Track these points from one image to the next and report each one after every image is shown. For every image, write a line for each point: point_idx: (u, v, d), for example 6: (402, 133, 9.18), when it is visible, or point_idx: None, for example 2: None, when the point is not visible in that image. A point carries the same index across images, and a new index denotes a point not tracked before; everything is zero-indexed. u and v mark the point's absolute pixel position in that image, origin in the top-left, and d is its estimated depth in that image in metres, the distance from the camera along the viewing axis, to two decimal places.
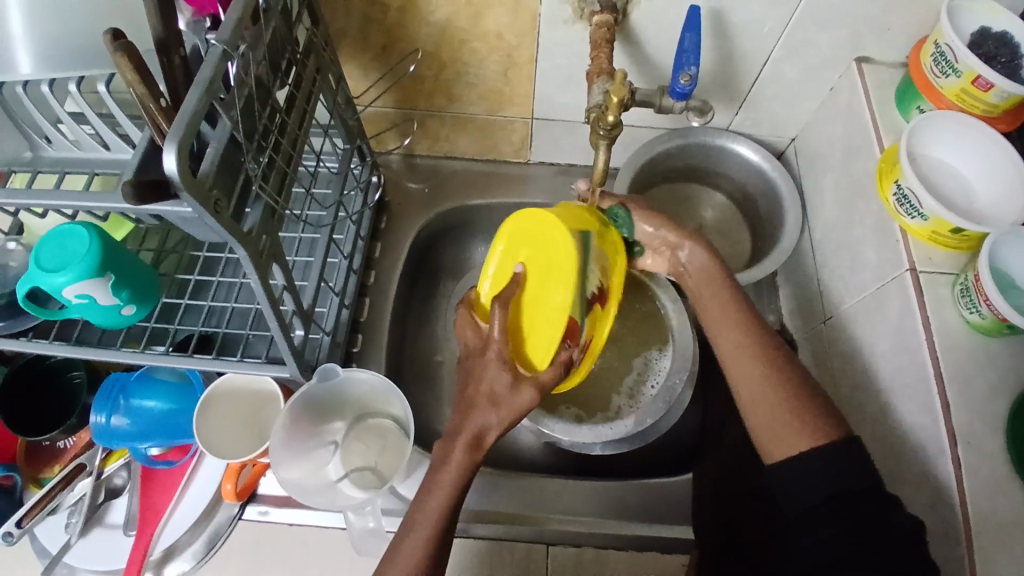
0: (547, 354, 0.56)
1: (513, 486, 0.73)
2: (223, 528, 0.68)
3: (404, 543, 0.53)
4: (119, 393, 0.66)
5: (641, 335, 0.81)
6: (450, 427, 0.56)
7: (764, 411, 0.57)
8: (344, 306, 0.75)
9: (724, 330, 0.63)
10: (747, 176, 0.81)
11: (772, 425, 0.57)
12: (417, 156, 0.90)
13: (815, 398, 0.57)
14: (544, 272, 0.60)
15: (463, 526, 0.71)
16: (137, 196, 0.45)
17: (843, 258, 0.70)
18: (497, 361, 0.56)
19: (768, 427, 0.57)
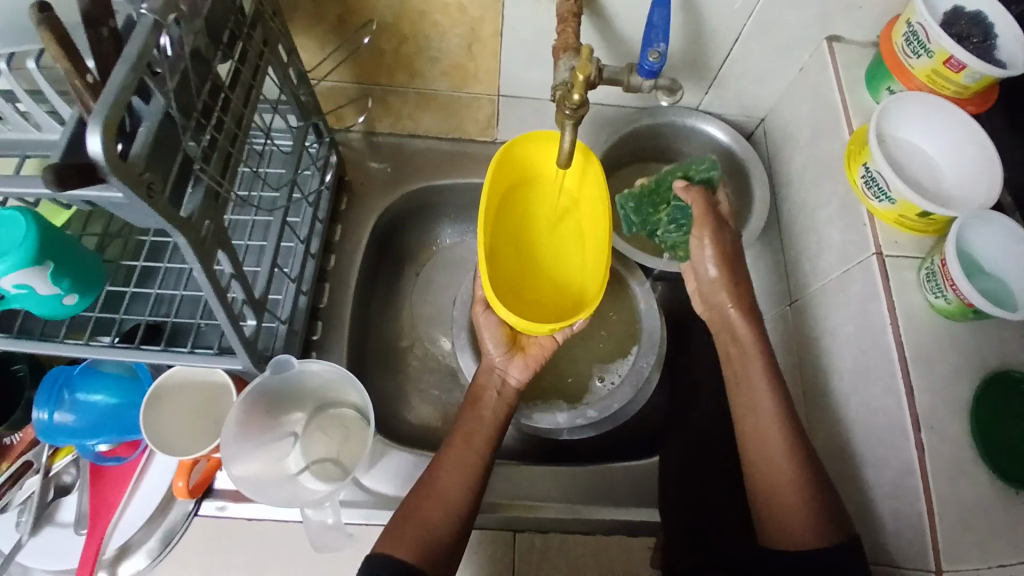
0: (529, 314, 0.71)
1: None
2: (179, 524, 0.66)
3: (424, 504, 0.57)
4: (64, 387, 0.63)
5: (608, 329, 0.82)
6: (475, 390, 0.67)
7: (775, 491, 0.56)
8: (302, 293, 0.72)
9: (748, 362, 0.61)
10: (717, 156, 0.80)
11: (784, 501, 0.55)
12: (379, 134, 0.86)
13: (830, 502, 0.54)
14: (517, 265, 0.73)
15: None
16: (59, 183, 0.41)
17: (810, 240, 0.69)
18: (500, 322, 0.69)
19: (776, 510, 0.55)
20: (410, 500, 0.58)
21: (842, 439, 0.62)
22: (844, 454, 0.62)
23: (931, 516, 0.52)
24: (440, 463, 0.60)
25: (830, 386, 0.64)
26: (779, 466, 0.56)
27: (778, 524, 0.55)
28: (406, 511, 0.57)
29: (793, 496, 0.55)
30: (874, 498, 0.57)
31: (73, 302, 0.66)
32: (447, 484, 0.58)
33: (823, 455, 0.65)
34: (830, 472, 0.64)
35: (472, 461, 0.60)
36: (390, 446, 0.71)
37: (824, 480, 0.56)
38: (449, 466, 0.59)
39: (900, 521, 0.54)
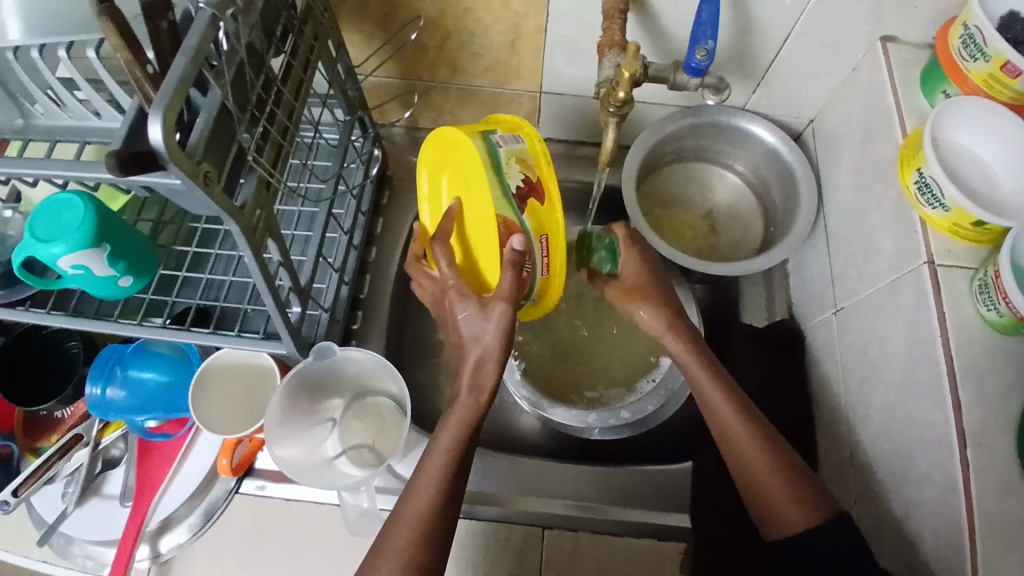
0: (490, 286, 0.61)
1: (512, 466, 0.73)
2: (220, 501, 0.68)
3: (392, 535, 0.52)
4: (116, 365, 0.66)
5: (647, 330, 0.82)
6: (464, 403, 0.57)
7: (765, 499, 0.56)
8: (344, 283, 0.74)
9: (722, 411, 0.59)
10: (763, 158, 0.78)
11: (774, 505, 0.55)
12: (421, 129, 0.87)
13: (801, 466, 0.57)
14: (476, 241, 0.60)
15: (466, 507, 0.70)
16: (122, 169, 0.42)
17: (857, 246, 0.67)
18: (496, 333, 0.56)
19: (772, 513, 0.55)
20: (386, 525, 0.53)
21: (884, 453, 0.60)
22: (884, 468, 0.60)
23: (977, 534, 0.50)
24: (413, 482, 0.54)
25: (873, 397, 0.62)
26: (758, 461, 0.57)
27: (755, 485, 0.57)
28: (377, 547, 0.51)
29: (762, 463, 0.57)
30: (915, 514, 0.56)
31: (127, 284, 0.70)
32: (428, 510, 0.52)
33: (862, 469, 0.63)
34: (870, 487, 0.62)
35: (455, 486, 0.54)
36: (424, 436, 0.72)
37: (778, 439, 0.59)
38: (430, 485, 0.54)
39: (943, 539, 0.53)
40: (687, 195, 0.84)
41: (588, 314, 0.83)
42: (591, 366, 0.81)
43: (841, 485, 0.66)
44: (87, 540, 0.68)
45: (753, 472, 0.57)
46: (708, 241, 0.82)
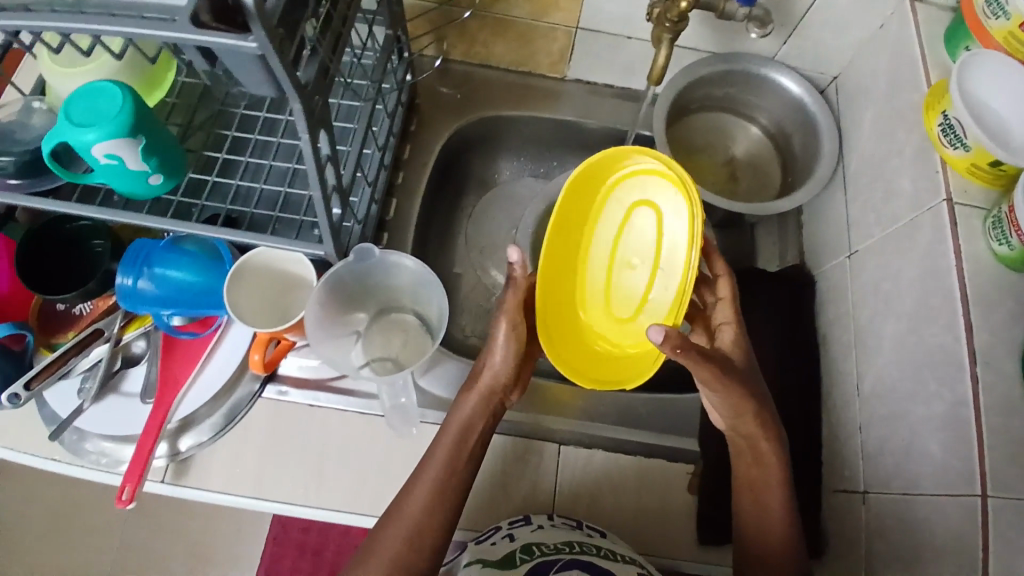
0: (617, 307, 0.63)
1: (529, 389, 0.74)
2: (244, 402, 0.68)
3: (383, 534, 0.57)
4: (144, 262, 0.64)
5: None
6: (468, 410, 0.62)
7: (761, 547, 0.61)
8: (376, 200, 0.74)
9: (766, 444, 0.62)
10: (787, 109, 0.81)
11: (764, 553, 0.61)
12: (451, 61, 0.88)
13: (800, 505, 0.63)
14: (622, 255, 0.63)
15: None
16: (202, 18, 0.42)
17: (876, 190, 0.71)
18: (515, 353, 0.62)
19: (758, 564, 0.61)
20: (377, 524, 0.58)
21: (891, 380, 0.64)
22: (890, 395, 0.64)
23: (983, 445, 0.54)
24: (413, 484, 0.60)
25: (885, 330, 0.66)
26: (776, 505, 0.61)
27: (764, 537, 0.61)
28: (370, 545, 0.57)
29: (779, 510, 0.61)
30: (921, 434, 0.59)
31: (157, 182, 0.69)
32: (421, 517, 0.58)
33: (868, 398, 0.67)
34: (874, 413, 0.66)
35: (449, 497, 0.59)
36: (446, 355, 0.73)
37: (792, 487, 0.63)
38: (427, 493, 0.59)
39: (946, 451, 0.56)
40: (710, 143, 0.87)
41: None
42: None
43: (847, 415, 0.70)
44: (103, 438, 0.66)
45: (770, 526, 0.61)
46: (728, 187, 0.85)
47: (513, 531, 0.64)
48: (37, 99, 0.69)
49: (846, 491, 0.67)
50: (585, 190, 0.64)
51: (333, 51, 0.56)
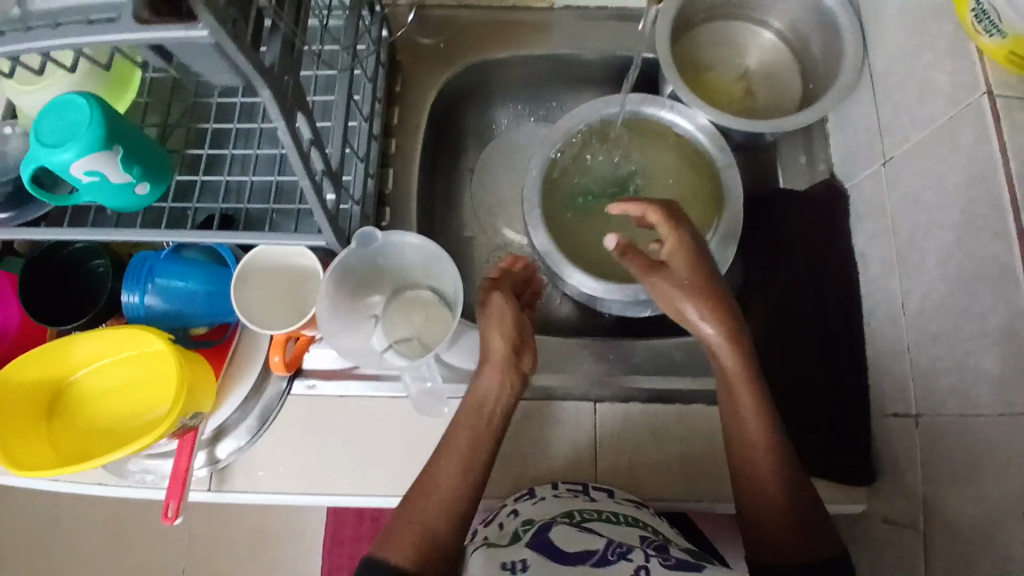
0: (134, 406, 0.64)
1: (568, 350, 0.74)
2: (275, 402, 0.69)
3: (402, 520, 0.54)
4: (150, 273, 0.63)
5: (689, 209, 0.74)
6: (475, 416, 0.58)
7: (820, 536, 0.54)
8: (370, 175, 0.71)
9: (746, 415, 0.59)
10: (802, 9, 0.73)
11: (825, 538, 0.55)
12: (428, 8, 0.81)
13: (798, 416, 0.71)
14: (153, 404, 0.64)
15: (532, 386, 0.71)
16: None
17: (909, 91, 0.64)
18: (707, 308, 0.59)
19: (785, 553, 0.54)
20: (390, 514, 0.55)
21: (939, 298, 0.60)
22: (935, 316, 0.60)
23: None
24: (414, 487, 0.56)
25: (929, 244, 0.61)
26: (775, 485, 0.57)
27: (761, 505, 0.57)
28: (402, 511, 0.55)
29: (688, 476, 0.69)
30: (978, 352, 0.55)
31: (144, 192, 0.67)
32: (449, 488, 0.55)
33: (917, 316, 0.63)
34: (923, 335, 0.62)
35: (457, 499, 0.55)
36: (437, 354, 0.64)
37: (810, 488, 0.58)
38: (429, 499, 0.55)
39: (998, 383, 0.53)
40: (721, 56, 0.79)
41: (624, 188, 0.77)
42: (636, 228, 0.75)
43: (893, 340, 0.66)
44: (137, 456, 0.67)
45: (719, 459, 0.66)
46: (744, 105, 0.78)
47: (517, 507, 0.61)
48: (7, 124, 0.65)
49: (898, 416, 0.65)
50: (46, 363, 0.62)
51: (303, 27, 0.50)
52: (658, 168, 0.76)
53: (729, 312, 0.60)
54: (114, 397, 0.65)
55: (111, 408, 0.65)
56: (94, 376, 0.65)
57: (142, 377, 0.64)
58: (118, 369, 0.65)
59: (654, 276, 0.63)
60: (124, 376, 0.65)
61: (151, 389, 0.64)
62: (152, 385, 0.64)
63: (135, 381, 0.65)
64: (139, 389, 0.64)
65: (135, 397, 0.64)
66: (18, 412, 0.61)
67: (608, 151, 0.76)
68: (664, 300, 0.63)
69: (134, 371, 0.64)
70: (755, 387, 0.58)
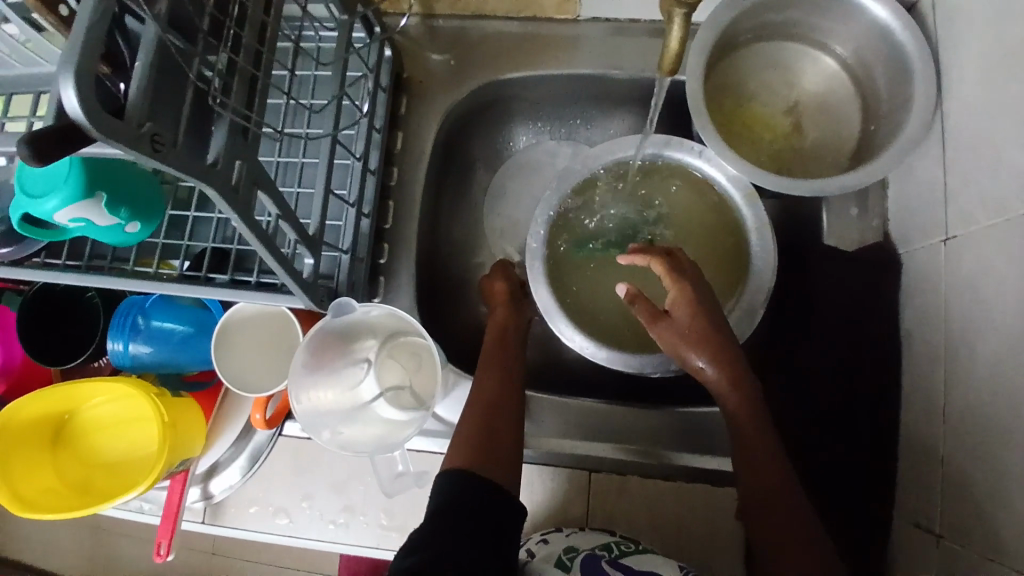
0: (130, 446, 0.65)
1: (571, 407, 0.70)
2: (264, 444, 0.68)
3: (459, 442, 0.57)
4: (138, 315, 0.62)
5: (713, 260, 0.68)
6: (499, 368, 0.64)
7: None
8: (363, 217, 0.66)
9: (752, 462, 0.55)
10: (867, 38, 0.62)
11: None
12: (439, 17, 0.74)
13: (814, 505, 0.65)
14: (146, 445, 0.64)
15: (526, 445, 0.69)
16: (38, 154, 0.33)
17: (984, 159, 0.53)
18: (711, 349, 0.57)
19: None
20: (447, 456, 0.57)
21: (980, 415, 0.51)
22: (973, 433, 0.52)
23: None
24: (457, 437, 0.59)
25: (981, 348, 0.52)
26: (781, 509, 0.52)
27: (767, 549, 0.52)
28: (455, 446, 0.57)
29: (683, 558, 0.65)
30: (1012, 495, 0.47)
31: (136, 230, 0.64)
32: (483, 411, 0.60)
33: (956, 425, 0.54)
34: (961, 449, 0.53)
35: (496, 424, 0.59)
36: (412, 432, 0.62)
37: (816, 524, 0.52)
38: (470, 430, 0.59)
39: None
40: (770, 83, 0.68)
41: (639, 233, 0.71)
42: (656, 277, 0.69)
43: (928, 442, 0.58)
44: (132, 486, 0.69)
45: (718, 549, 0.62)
46: (790, 144, 0.68)
47: (548, 537, 0.63)
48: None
49: (922, 528, 0.57)
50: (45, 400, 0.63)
51: (262, 105, 0.46)
52: (682, 214, 0.69)
53: (733, 358, 0.57)
54: (110, 435, 0.65)
55: (108, 446, 0.65)
56: (91, 415, 0.66)
57: (136, 418, 0.65)
58: (113, 409, 0.65)
59: (659, 323, 0.61)
60: (120, 415, 0.65)
61: (145, 431, 0.64)
62: (145, 426, 0.64)
63: (130, 421, 0.65)
64: (134, 429, 0.65)
65: (131, 437, 0.65)
66: (22, 449, 0.62)
67: (622, 193, 0.70)
68: (670, 347, 0.60)
69: (129, 411, 0.65)
70: (754, 422, 0.56)
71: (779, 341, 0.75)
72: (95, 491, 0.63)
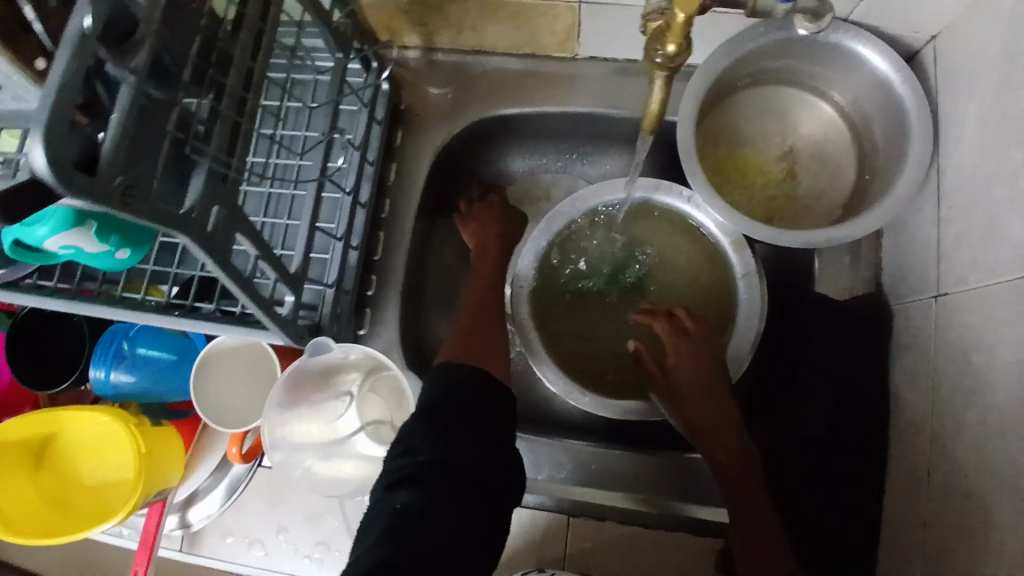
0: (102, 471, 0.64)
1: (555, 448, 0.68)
2: (244, 475, 0.68)
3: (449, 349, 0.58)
4: (122, 342, 0.63)
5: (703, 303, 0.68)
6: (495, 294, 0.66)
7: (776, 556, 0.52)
8: (351, 250, 0.66)
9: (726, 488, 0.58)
10: (866, 89, 0.61)
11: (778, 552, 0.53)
12: (438, 49, 0.73)
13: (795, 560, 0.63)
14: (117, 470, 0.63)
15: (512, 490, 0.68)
16: None
17: (980, 221, 0.51)
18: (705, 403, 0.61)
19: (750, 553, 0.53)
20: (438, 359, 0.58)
21: (969, 485, 0.50)
22: (961, 502, 0.50)
23: None
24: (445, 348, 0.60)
25: (971, 416, 0.50)
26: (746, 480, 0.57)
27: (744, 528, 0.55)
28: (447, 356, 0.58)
29: None
30: (993, 572, 0.46)
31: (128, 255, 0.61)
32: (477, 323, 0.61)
33: (943, 492, 0.53)
34: (947, 517, 0.52)
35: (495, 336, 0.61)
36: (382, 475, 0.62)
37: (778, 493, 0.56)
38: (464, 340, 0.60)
39: None
40: (766, 128, 0.67)
41: (628, 273, 0.70)
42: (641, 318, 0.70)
43: (913, 504, 0.57)
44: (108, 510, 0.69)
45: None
46: (783, 191, 0.67)
47: None
48: None
49: None
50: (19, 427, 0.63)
51: (243, 152, 0.46)
52: (671, 258, 0.69)
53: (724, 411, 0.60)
54: (82, 459, 0.65)
55: (81, 471, 0.65)
56: (65, 440, 0.65)
57: (106, 442, 0.64)
58: (85, 433, 0.65)
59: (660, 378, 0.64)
60: (91, 440, 0.64)
61: (116, 455, 0.63)
62: (116, 450, 0.63)
63: (102, 445, 0.64)
64: (105, 454, 0.64)
65: (102, 461, 0.64)
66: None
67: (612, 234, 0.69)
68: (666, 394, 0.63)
69: (99, 435, 0.64)
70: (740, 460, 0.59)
71: (769, 386, 0.74)
72: (78, 512, 0.63)
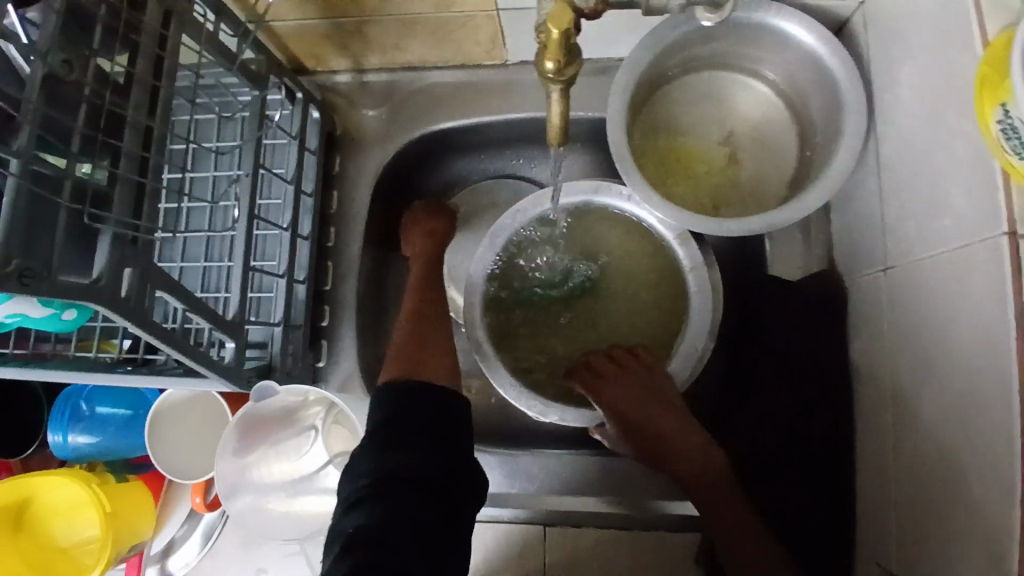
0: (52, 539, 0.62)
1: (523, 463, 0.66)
2: (217, 521, 0.69)
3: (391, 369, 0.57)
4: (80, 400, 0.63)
5: (658, 300, 0.68)
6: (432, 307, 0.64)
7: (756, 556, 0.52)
8: (296, 284, 0.66)
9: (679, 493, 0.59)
10: (797, 66, 0.59)
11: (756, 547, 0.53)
12: (368, 71, 0.72)
13: None
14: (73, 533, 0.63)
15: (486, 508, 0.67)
16: None
17: (919, 192, 0.50)
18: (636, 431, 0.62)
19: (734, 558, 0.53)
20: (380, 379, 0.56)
21: (932, 463, 0.49)
22: (927, 481, 0.49)
23: None
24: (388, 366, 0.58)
25: (928, 393, 0.49)
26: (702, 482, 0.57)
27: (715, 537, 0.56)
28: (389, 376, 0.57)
29: None
30: (959, 552, 0.45)
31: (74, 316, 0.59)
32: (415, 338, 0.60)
33: (909, 471, 0.52)
34: (914, 497, 0.51)
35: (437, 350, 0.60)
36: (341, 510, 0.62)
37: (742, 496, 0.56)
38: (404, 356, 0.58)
39: None
40: (703, 115, 0.66)
41: (580, 279, 0.69)
42: (597, 324, 0.70)
43: (882, 484, 0.56)
44: None
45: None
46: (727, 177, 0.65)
47: None
48: None
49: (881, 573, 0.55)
50: None
51: (152, 211, 0.46)
52: (621, 260, 0.68)
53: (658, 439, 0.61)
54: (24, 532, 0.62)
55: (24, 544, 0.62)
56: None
57: (54, 509, 0.62)
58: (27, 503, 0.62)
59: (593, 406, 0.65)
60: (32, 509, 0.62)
61: (69, 520, 0.63)
62: (69, 515, 0.63)
63: (48, 512, 0.62)
64: (53, 521, 0.62)
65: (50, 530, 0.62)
66: None
67: (559, 242, 0.69)
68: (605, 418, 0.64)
69: (44, 502, 0.62)
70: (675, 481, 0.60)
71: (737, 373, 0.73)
72: None
